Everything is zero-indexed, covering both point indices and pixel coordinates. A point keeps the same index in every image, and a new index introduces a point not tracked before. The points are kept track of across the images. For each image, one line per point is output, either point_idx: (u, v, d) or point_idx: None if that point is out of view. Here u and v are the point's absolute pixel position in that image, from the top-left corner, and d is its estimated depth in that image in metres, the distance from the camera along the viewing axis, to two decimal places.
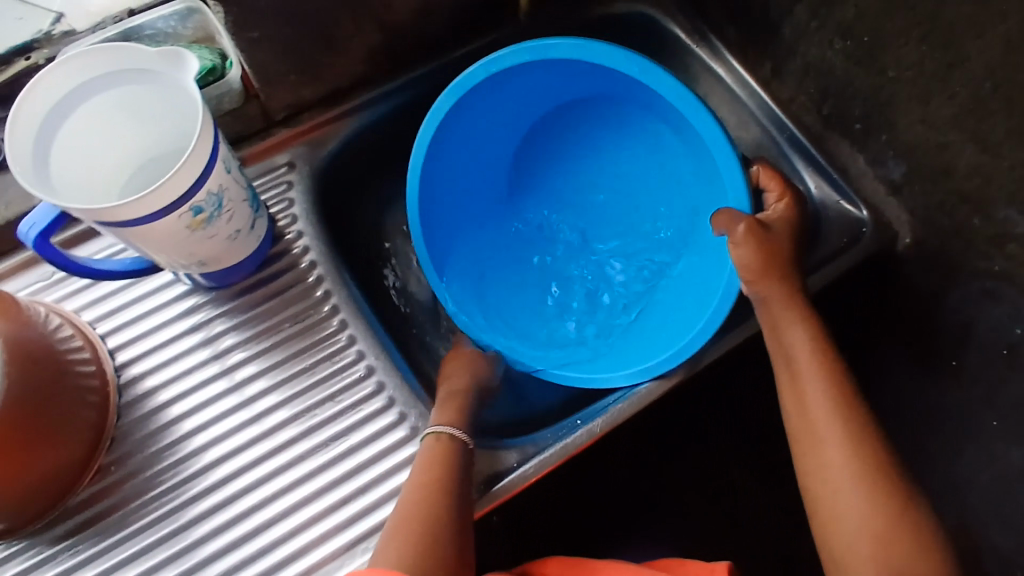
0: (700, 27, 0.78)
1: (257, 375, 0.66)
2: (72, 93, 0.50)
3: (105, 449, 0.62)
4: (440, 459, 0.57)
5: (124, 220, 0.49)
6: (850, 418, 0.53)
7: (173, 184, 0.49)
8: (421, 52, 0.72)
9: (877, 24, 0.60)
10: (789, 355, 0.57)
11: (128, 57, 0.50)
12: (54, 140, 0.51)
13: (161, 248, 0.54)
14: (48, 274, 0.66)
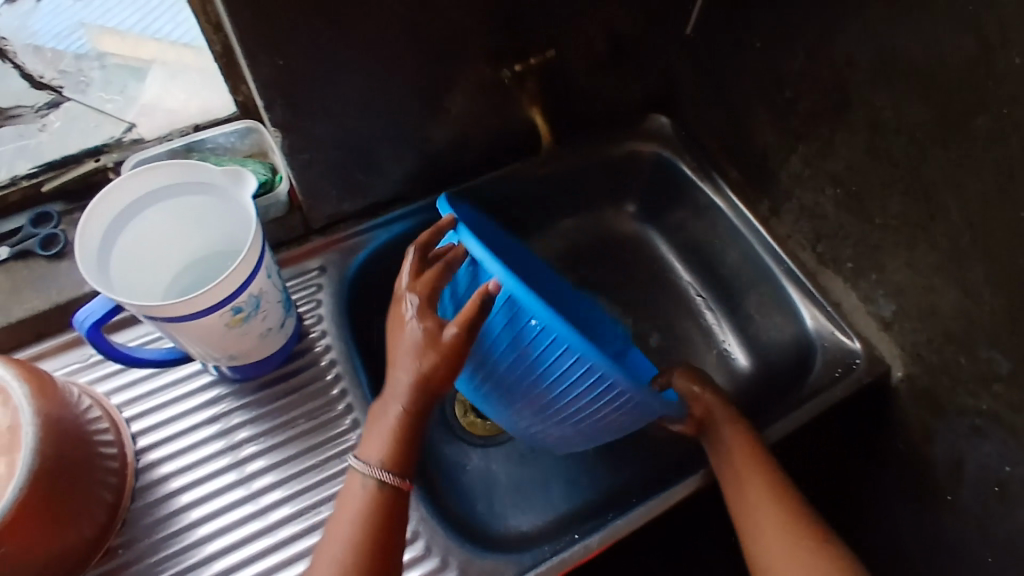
0: (705, 165, 0.84)
1: (268, 467, 0.68)
2: (140, 199, 0.56)
3: (116, 531, 0.63)
4: (372, 496, 0.54)
5: (171, 317, 0.53)
6: (788, 503, 0.58)
7: (220, 288, 0.53)
8: (451, 176, 0.79)
9: (864, 176, 0.67)
10: (728, 452, 0.62)
11: (196, 172, 0.56)
12: (118, 239, 0.56)
13: (198, 342, 0.58)
14: (85, 356, 0.70)
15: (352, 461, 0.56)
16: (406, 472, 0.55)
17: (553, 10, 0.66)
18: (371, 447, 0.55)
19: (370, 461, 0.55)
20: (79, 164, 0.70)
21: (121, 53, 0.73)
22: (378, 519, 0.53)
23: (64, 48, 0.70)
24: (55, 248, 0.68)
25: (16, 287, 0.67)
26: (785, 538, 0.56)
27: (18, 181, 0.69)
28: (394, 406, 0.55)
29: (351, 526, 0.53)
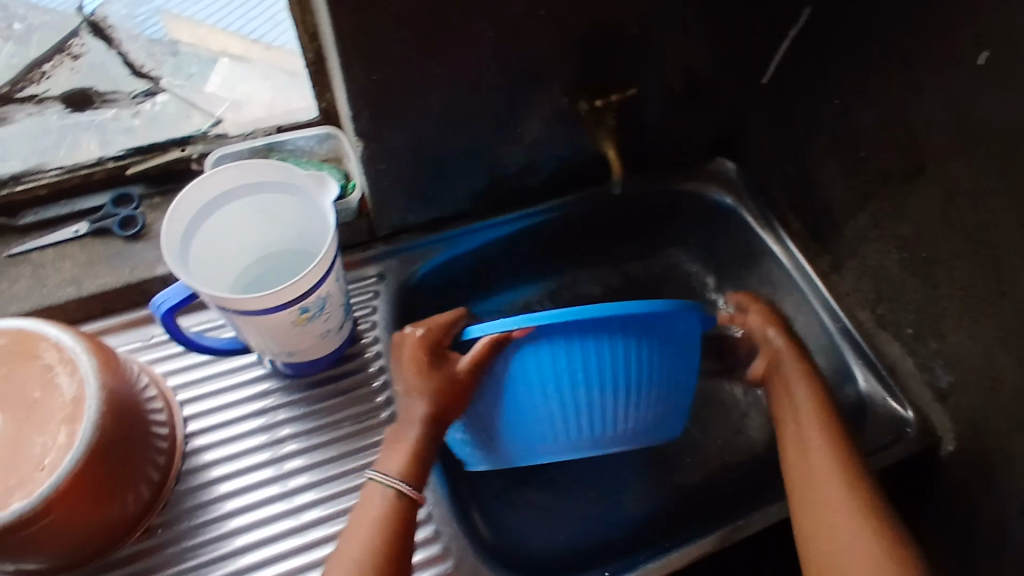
0: (768, 214, 0.84)
1: (309, 466, 0.69)
2: (226, 193, 0.58)
3: (158, 510, 0.65)
4: (388, 506, 0.56)
5: (243, 307, 0.55)
6: (851, 478, 0.58)
7: (292, 288, 0.55)
8: (515, 198, 0.80)
9: (933, 244, 0.66)
10: (793, 408, 0.64)
11: (281, 173, 0.59)
12: (200, 229, 0.58)
13: (262, 335, 0.60)
14: (146, 336, 0.72)
15: (369, 474, 0.58)
16: (420, 487, 0.58)
17: (635, 48, 0.67)
18: (390, 462, 0.58)
19: (387, 472, 0.57)
20: (164, 152, 0.73)
21: (191, 41, 0.77)
22: (395, 524, 0.55)
23: (141, 31, 0.76)
24: (133, 228, 0.71)
25: (90, 262, 0.69)
26: (844, 505, 0.57)
27: (104, 161, 0.72)
28: (412, 428, 0.58)
29: (369, 528, 0.55)
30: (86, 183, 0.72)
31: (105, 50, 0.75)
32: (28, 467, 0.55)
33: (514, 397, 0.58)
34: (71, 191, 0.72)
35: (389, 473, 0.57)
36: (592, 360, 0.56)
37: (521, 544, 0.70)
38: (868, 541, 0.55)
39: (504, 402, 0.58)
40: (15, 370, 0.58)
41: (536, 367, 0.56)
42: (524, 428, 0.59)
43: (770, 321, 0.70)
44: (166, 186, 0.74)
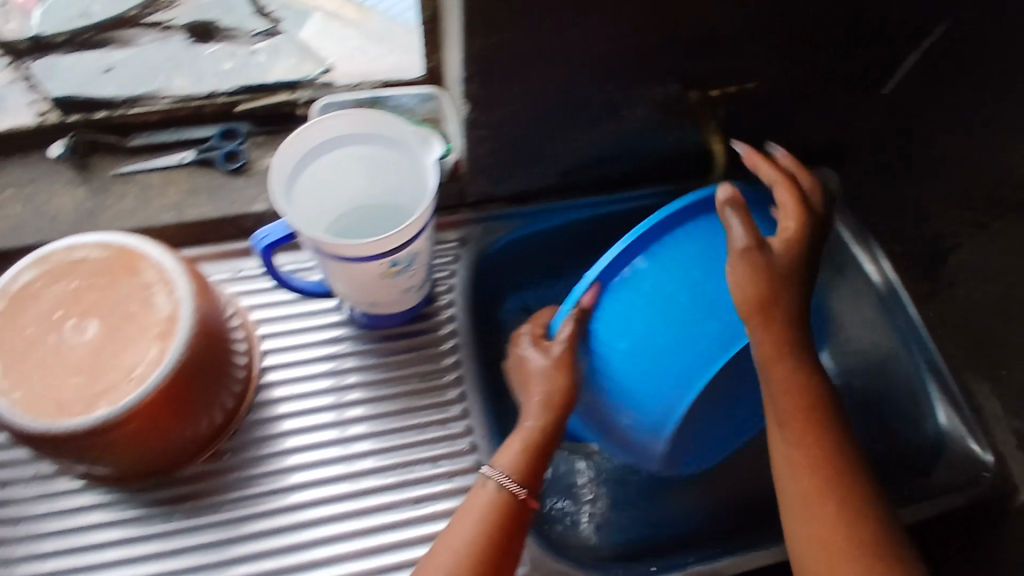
0: (865, 230, 0.80)
1: (374, 416, 0.70)
2: (335, 138, 0.59)
3: (227, 436, 0.68)
4: (496, 501, 0.57)
5: (339, 250, 0.56)
6: (845, 502, 0.54)
7: (388, 239, 0.56)
8: (607, 181, 0.79)
9: None
10: (776, 408, 0.56)
11: (390, 126, 0.59)
12: (306, 170, 0.60)
13: (350, 281, 0.61)
14: (234, 269, 0.74)
15: (482, 470, 0.59)
16: (531, 489, 0.58)
17: (758, 43, 0.65)
18: (505, 459, 0.59)
19: (500, 469, 0.58)
20: (274, 93, 0.74)
21: None
22: (500, 524, 0.56)
23: None
24: (237, 164, 0.73)
25: (193, 191, 0.72)
26: (830, 511, 0.53)
27: (215, 96, 0.74)
28: (529, 418, 0.60)
29: (474, 524, 0.56)
30: (196, 114, 0.74)
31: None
32: (117, 377, 0.57)
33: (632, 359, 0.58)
34: (181, 120, 0.74)
35: (495, 467, 0.58)
36: (674, 270, 0.58)
37: (561, 526, 0.68)
38: (858, 558, 0.52)
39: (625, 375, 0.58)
40: (115, 283, 0.61)
41: (628, 315, 0.59)
42: (675, 372, 0.57)
43: (757, 270, 0.55)
44: (270, 127, 0.75)
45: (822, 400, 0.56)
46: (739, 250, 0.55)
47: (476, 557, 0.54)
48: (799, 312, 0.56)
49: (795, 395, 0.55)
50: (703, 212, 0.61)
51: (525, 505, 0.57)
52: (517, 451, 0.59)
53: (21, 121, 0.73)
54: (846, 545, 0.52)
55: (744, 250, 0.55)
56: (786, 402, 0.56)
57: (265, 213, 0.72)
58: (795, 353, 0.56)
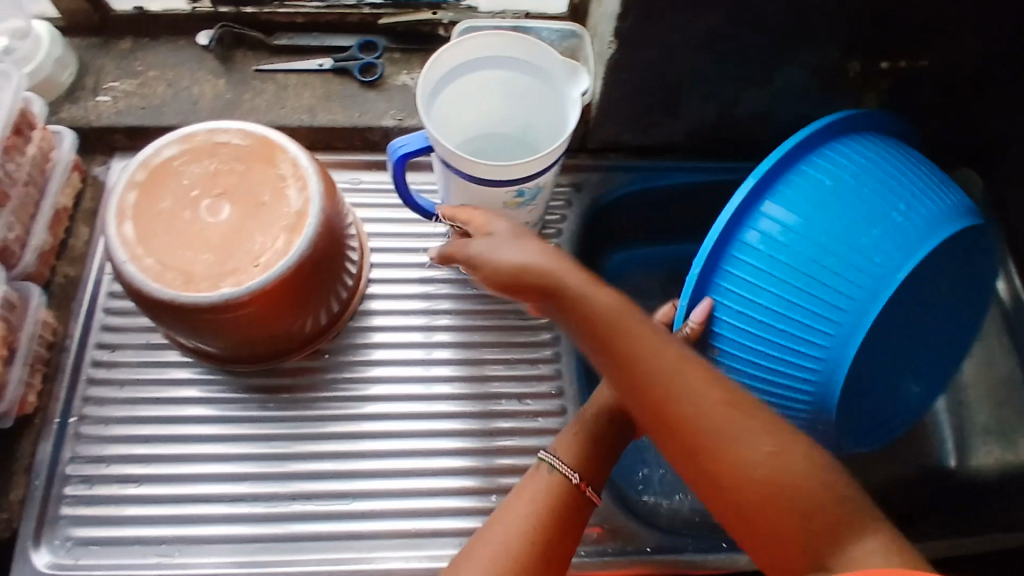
0: (1001, 246, 0.77)
1: (468, 346, 0.71)
2: (482, 59, 0.59)
3: (328, 337, 0.70)
4: (552, 483, 0.57)
5: (472, 172, 0.57)
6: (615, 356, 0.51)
7: (521, 166, 0.56)
8: (731, 149, 0.77)
9: None
10: (615, 358, 0.51)
11: (539, 55, 0.58)
12: (448, 86, 0.60)
13: (474, 206, 0.62)
14: (352, 180, 0.75)
15: (540, 456, 0.59)
16: (589, 478, 0.58)
17: (930, 19, 0.62)
18: (564, 453, 0.59)
19: (558, 458, 0.58)
20: (417, 11, 0.74)
21: None
22: (555, 507, 0.55)
23: None
24: (372, 76, 0.74)
25: (327, 96, 0.73)
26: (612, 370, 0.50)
27: (361, 6, 0.74)
28: (589, 410, 0.61)
29: (531, 503, 0.55)
30: (340, 22, 0.75)
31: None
32: (243, 259, 0.59)
33: (777, 326, 0.55)
34: (325, 26, 0.75)
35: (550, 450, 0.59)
36: (800, 223, 0.55)
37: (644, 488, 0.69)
38: (785, 526, 0.44)
39: (774, 342, 0.55)
40: (252, 170, 0.62)
41: (757, 279, 0.56)
42: (835, 323, 0.53)
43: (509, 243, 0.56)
44: (408, 45, 0.76)
45: (669, 365, 0.49)
46: (529, 294, 0.55)
47: (532, 535, 0.53)
48: (589, 294, 0.52)
49: (627, 376, 0.50)
50: (800, 160, 0.58)
51: (582, 491, 0.57)
52: (574, 439, 0.59)
53: (178, 5, 0.75)
54: (755, 510, 0.45)
55: (473, 247, 0.57)
56: (633, 396, 0.50)
57: (392, 129, 0.72)
58: (624, 345, 0.50)
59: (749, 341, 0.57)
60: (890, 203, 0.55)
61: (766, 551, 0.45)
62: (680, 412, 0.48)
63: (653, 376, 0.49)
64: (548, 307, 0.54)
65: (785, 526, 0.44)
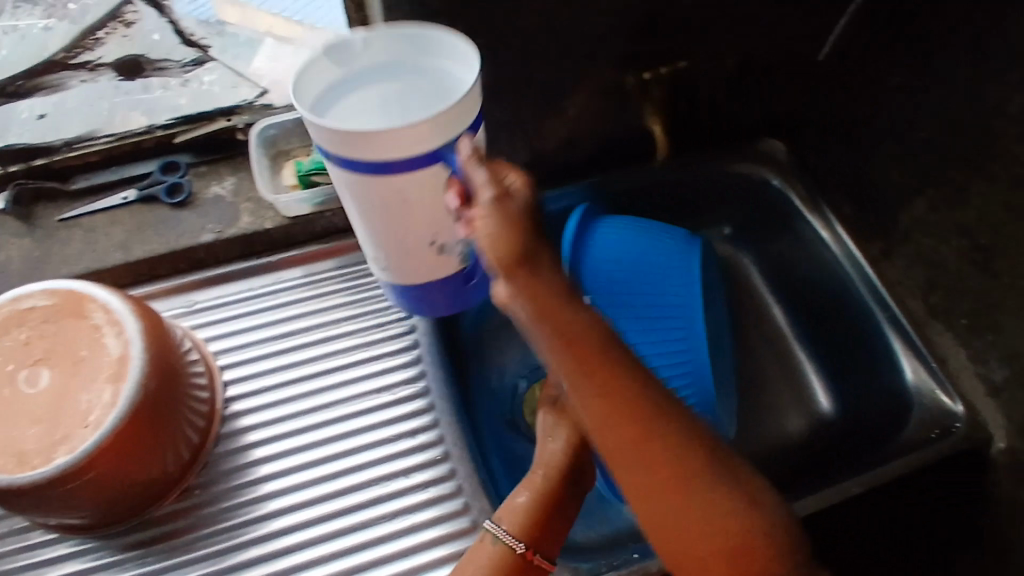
0: (816, 197, 0.82)
1: (345, 434, 0.69)
2: (356, 71, 0.54)
3: (194, 472, 0.67)
4: (495, 560, 0.55)
5: (415, 146, 0.49)
6: (612, 379, 0.43)
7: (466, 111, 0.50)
8: (555, 176, 0.79)
9: (994, 231, 0.63)
10: (613, 383, 0.43)
11: (414, 45, 0.54)
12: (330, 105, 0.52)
13: (417, 207, 0.54)
14: (189, 302, 0.73)
15: (486, 524, 0.57)
16: (536, 545, 0.56)
17: (685, 22, 0.67)
18: (510, 519, 0.56)
19: (505, 529, 0.56)
20: (212, 121, 0.74)
21: (236, 23, 0.83)
22: None
23: (192, 12, 0.82)
24: (180, 196, 0.72)
25: (139, 228, 0.71)
26: (622, 398, 0.43)
27: (153, 130, 0.73)
28: (538, 470, 0.58)
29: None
30: (135, 151, 0.73)
31: (157, 17, 0.81)
32: (73, 422, 0.56)
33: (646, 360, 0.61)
34: (120, 158, 0.73)
35: (491, 519, 0.57)
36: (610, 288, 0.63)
37: None
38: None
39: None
40: (66, 328, 0.60)
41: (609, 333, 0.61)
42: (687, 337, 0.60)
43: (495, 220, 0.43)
44: (210, 156, 0.75)
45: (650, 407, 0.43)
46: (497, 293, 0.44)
47: None
48: (574, 323, 0.43)
49: (609, 414, 0.43)
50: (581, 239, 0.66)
51: (523, 563, 0.55)
52: (516, 509, 0.57)
53: None
54: (720, 557, 0.43)
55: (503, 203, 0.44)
56: (603, 427, 0.43)
57: (213, 243, 0.71)
58: (602, 376, 0.43)
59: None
60: (658, 240, 0.65)
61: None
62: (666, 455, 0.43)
63: (630, 416, 0.43)
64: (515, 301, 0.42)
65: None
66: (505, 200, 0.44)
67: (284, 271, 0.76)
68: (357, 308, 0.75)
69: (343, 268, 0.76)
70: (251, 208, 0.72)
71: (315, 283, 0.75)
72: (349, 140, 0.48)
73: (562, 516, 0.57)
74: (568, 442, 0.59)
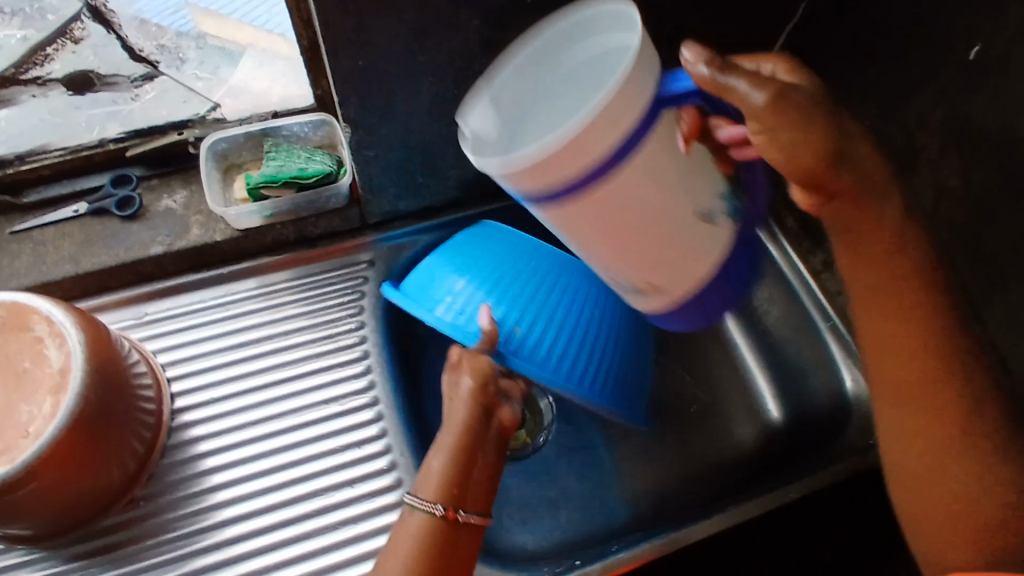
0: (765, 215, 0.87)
1: (293, 445, 0.70)
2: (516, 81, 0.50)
3: (141, 483, 0.67)
4: (423, 530, 0.56)
5: (609, 140, 0.42)
6: (919, 337, 0.52)
7: (650, 70, 0.43)
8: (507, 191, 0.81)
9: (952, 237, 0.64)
10: (907, 342, 0.52)
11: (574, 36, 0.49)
12: (515, 127, 0.50)
13: (653, 196, 0.46)
14: (139, 314, 0.73)
15: (407, 498, 0.58)
16: (456, 503, 0.57)
17: None
18: (428, 486, 0.57)
19: (423, 496, 0.57)
20: (163, 135, 0.74)
21: (218, 36, 0.77)
22: (432, 548, 0.56)
23: (167, 24, 0.76)
24: (130, 210, 0.73)
25: (89, 241, 0.72)
26: (916, 361, 0.52)
27: (105, 143, 0.74)
28: (446, 431, 0.59)
29: (408, 552, 0.55)
30: (86, 164, 0.74)
31: (106, 35, 0.76)
32: (14, 434, 0.57)
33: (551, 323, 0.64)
34: (71, 172, 0.74)
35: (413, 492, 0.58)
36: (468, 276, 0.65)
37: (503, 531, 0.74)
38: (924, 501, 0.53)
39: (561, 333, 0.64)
40: (8, 341, 0.61)
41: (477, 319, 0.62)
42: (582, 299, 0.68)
43: (798, 116, 0.44)
44: (161, 169, 0.76)
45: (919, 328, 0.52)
46: (813, 197, 0.48)
47: None
48: (874, 221, 0.50)
49: (890, 334, 0.52)
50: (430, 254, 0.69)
51: (451, 524, 0.56)
52: (434, 477, 0.57)
53: None
54: (1001, 502, 0.50)
55: (772, 104, 0.43)
56: (881, 355, 0.53)
57: (162, 256, 0.72)
58: (893, 294, 0.52)
59: (548, 343, 0.62)
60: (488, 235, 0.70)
61: (931, 526, 0.53)
62: (959, 407, 0.52)
63: (940, 371, 0.52)
64: (834, 209, 0.48)
65: (945, 514, 0.52)
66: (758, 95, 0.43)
67: (236, 282, 0.76)
68: (309, 319, 0.75)
69: (300, 280, 0.77)
70: (201, 220, 0.73)
71: (270, 295, 0.76)
72: (557, 165, 0.42)
73: (477, 467, 0.58)
74: (469, 399, 0.59)
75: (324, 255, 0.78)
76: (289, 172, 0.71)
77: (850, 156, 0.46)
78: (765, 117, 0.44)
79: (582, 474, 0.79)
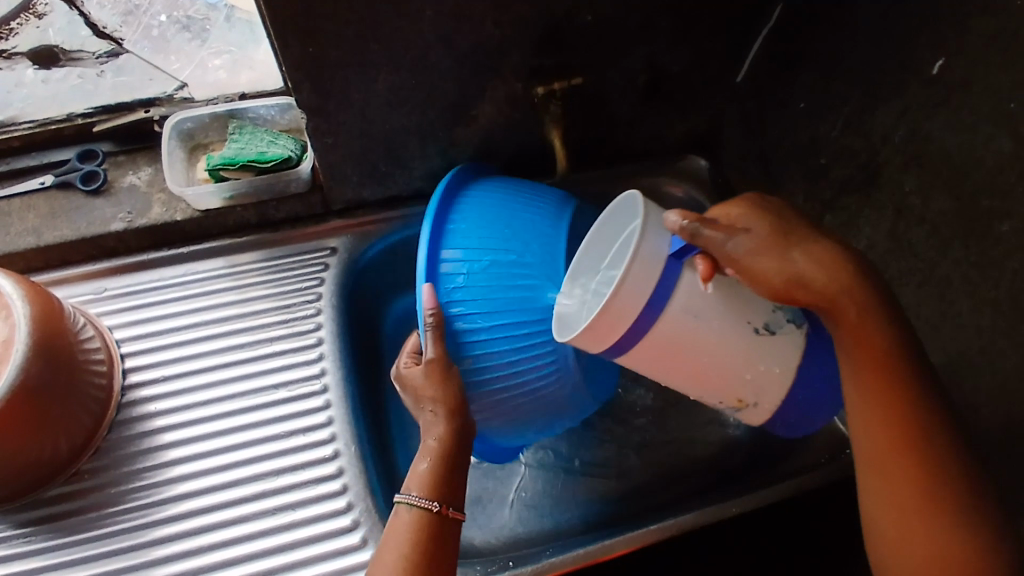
0: None
1: (241, 427, 0.69)
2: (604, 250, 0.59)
3: (88, 456, 0.67)
4: (419, 534, 0.55)
5: (638, 304, 0.52)
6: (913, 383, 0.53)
7: (660, 233, 0.53)
8: None
9: (911, 262, 0.63)
10: (873, 395, 0.53)
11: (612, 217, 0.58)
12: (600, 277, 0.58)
13: (702, 329, 0.53)
14: (100, 289, 0.74)
15: (398, 498, 0.57)
16: (450, 498, 0.56)
17: (589, 39, 0.67)
18: (419, 488, 0.56)
19: (418, 494, 0.56)
20: (129, 112, 0.77)
21: (246, 10, 0.85)
22: (430, 546, 0.55)
23: None
24: (95, 184, 0.74)
25: (52, 214, 0.73)
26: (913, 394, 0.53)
27: (73, 118, 0.76)
28: (430, 437, 0.57)
29: (399, 549, 0.54)
30: (55, 138, 0.76)
31: (66, 10, 0.81)
32: None
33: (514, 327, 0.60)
34: (41, 144, 0.76)
35: (408, 494, 0.56)
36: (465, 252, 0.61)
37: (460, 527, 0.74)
38: (925, 532, 0.51)
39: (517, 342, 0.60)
40: None
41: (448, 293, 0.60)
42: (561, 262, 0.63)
43: (759, 257, 0.51)
44: (129, 146, 0.77)
45: (896, 386, 0.52)
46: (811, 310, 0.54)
47: None
48: (860, 322, 0.52)
49: (865, 386, 0.53)
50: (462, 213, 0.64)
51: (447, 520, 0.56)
52: (425, 480, 0.56)
53: None
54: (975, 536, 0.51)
55: (734, 245, 0.51)
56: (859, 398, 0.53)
57: (123, 232, 0.73)
58: (874, 365, 0.53)
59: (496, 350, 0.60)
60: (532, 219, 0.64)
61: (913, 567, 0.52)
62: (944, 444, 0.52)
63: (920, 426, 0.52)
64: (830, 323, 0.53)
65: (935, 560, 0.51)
66: (737, 238, 0.52)
67: (199, 262, 0.76)
68: (266, 302, 0.75)
69: (263, 262, 0.77)
70: (164, 199, 0.75)
71: (229, 276, 0.76)
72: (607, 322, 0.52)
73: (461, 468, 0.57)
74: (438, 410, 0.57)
75: (290, 241, 0.78)
76: (246, 157, 0.73)
77: (809, 265, 0.51)
78: (739, 268, 0.52)
79: (535, 473, 0.78)
